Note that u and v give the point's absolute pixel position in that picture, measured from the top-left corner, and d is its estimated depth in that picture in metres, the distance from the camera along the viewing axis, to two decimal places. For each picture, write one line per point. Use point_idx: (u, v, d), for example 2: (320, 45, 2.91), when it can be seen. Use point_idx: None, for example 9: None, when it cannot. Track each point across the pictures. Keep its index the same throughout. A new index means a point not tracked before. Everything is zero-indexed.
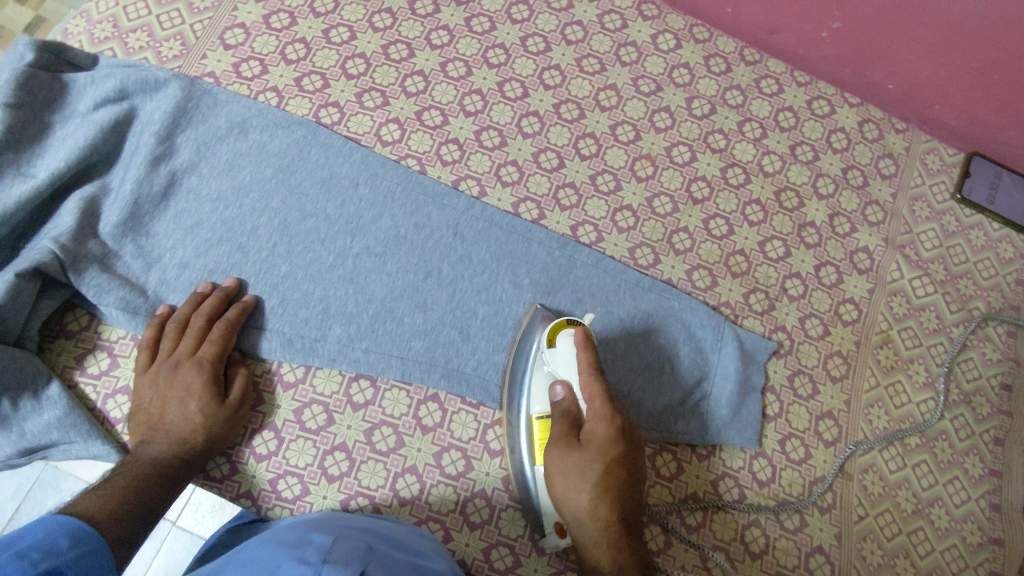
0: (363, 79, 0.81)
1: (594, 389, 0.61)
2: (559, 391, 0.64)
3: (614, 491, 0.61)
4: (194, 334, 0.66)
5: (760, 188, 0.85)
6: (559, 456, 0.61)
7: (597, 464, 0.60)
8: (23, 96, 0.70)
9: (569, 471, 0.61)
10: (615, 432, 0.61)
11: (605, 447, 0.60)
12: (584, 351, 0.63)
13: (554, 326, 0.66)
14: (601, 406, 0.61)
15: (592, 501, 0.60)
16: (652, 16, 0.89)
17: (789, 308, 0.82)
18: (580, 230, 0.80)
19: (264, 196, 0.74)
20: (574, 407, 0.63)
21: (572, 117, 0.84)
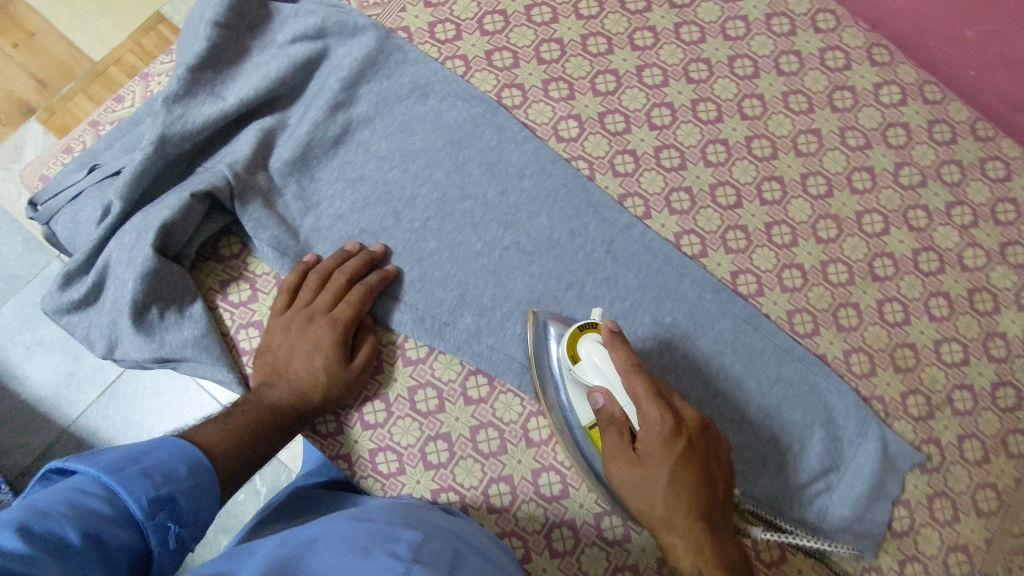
0: (554, 66, 0.77)
1: (637, 385, 0.55)
2: (600, 398, 0.58)
3: (693, 481, 0.53)
4: (334, 291, 0.66)
5: (953, 281, 0.75)
6: (619, 472, 0.55)
7: (663, 467, 0.53)
8: (232, 18, 0.71)
9: (637, 486, 0.54)
10: (671, 429, 0.53)
11: (665, 446, 0.53)
12: (618, 348, 0.58)
13: (571, 336, 0.62)
14: (648, 400, 0.55)
15: (669, 502, 0.53)
16: (881, 62, 0.80)
17: (948, 421, 0.72)
18: (740, 278, 0.74)
19: (429, 166, 0.73)
20: (616, 410, 0.56)
21: (764, 154, 0.77)
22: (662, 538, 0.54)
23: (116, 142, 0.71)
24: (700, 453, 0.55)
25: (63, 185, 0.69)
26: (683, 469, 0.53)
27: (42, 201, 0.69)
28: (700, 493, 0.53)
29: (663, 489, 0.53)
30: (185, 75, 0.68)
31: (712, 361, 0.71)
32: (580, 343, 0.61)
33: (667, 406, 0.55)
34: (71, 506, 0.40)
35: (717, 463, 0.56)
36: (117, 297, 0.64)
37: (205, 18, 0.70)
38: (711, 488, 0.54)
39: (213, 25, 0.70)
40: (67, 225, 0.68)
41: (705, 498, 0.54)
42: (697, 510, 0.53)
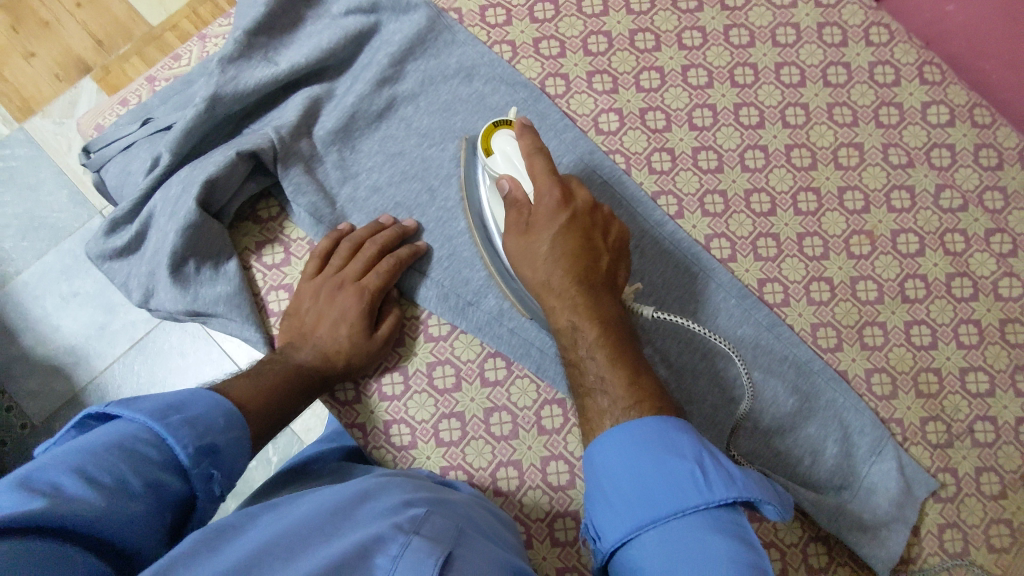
0: (600, 59, 0.77)
1: (536, 164, 0.60)
2: (507, 185, 0.62)
3: (575, 249, 0.59)
4: (365, 260, 0.67)
5: (985, 309, 0.74)
6: (510, 244, 0.62)
7: (548, 231, 0.59)
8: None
9: (525, 254, 0.61)
10: (559, 201, 0.59)
11: (553, 213, 0.59)
12: (524, 134, 0.61)
13: (487, 130, 0.64)
14: (543, 176, 0.60)
15: (551, 266, 0.59)
16: (931, 81, 0.79)
17: (967, 451, 0.71)
18: (767, 286, 0.74)
19: (468, 147, 0.73)
20: (519, 195, 0.61)
21: (803, 164, 0.76)
22: (546, 308, 0.60)
23: (170, 98, 0.73)
24: (591, 233, 0.60)
25: (116, 135, 0.72)
26: (564, 235, 0.59)
27: (95, 148, 0.72)
28: (582, 258, 0.59)
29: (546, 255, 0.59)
30: (240, 38, 0.70)
31: (731, 366, 0.71)
32: (493, 137, 0.63)
33: (560, 181, 0.60)
34: (123, 451, 0.40)
35: (604, 241, 0.61)
36: (157, 248, 0.66)
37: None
38: (599, 264, 0.60)
39: None
40: (117, 174, 0.71)
41: (585, 262, 0.59)
42: (576, 270, 0.58)
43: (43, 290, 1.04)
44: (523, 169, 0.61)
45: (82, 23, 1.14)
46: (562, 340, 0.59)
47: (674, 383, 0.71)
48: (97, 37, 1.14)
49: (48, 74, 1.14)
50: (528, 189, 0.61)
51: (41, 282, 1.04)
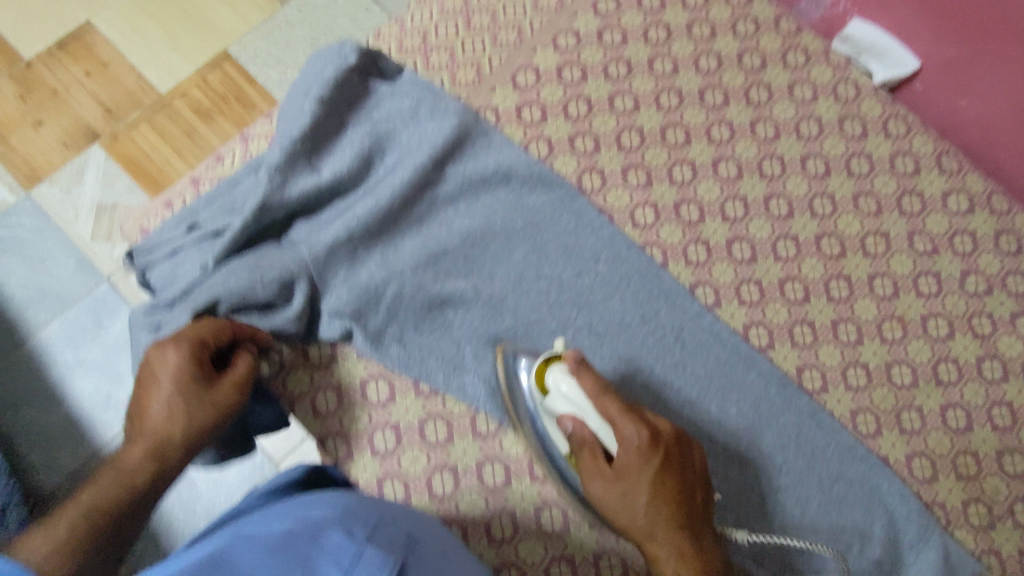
0: (634, 154, 0.80)
1: (609, 407, 0.62)
2: (569, 422, 0.64)
3: (671, 492, 0.59)
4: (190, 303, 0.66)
5: (1017, 391, 0.76)
6: (598, 489, 0.61)
7: (644, 477, 0.60)
8: (336, 96, 0.74)
9: (618, 500, 0.60)
10: (648, 441, 0.60)
11: (642, 458, 0.60)
12: (584, 375, 0.63)
13: (539, 368, 0.67)
14: (620, 417, 0.61)
15: (649, 512, 0.59)
16: (950, 170, 0.82)
17: (1009, 533, 0.72)
18: (805, 373, 0.75)
19: (509, 245, 0.76)
20: (587, 434, 0.63)
21: (833, 253, 0.79)
22: (646, 550, 0.60)
23: (215, 200, 0.74)
24: (676, 462, 0.61)
25: (165, 237, 0.73)
26: (662, 483, 0.59)
27: (142, 250, 0.73)
28: (677, 513, 0.59)
29: (643, 503, 0.60)
30: (288, 147, 0.71)
31: (776, 454, 0.72)
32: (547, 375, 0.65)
33: (637, 421, 0.61)
34: None
35: (692, 466, 0.62)
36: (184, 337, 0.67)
37: (311, 94, 0.73)
38: (693, 493, 0.61)
39: (316, 101, 0.73)
40: (163, 275, 0.71)
41: (685, 511, 0.60)
42: (675, 517, 0.59)
43: (51, 361, 1.16)
44: (590, 409, 0.62)
45: (89, 92, 1.28)
46: None
47: (722, 473, 0.71)
48: (105, 105, 1.28)
49: (56, 144, 1.26)
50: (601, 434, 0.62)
51: (49, 351, 1.16)
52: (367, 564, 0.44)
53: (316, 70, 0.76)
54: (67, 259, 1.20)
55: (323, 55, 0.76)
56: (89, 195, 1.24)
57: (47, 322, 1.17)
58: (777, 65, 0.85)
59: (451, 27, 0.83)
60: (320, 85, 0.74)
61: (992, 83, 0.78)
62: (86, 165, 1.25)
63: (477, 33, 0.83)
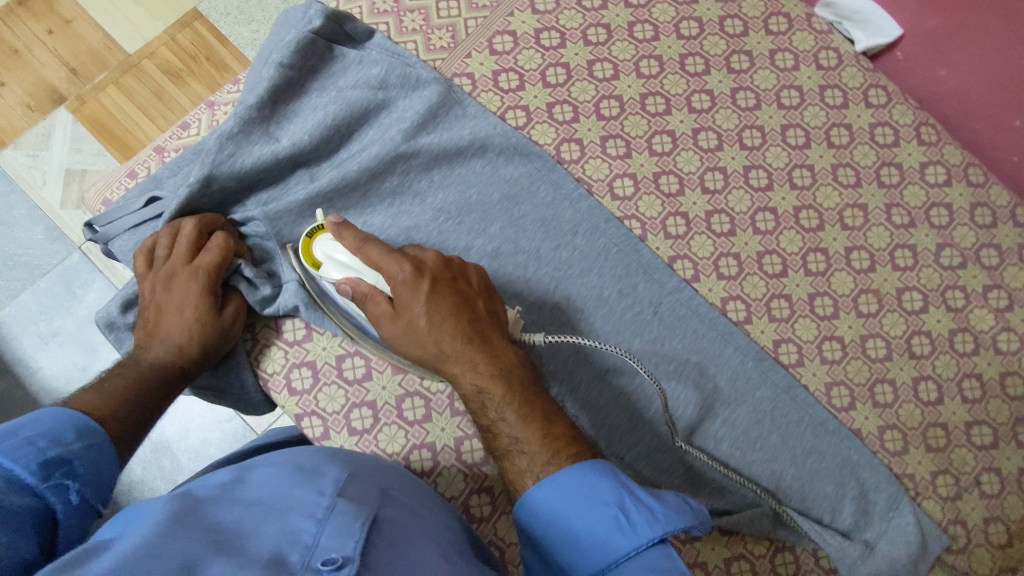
0: (613, 123, 0.78)
1: (373, 252, 0.59)
2: (348, 287, 0.61)
3: (450, 309, 0.58)
4: (189, 248, 0.64)
5: (986, 363, 0.77)
6: (389, 334, 0.59)
7: (418, 305, 0.58)
8: (297, 60, 0.70)
9: (404, 339, 0.58)
10: (412, 271, 0.58)
11: (404, 286, 0.58)
12: (345, 229, 0.61)
13: (305, 243, 0.65)
14: (384, 257, 0.59)
15: (434, 334, 0.58)
16: (928, 141, 0.82)
17: (976, 502, 0.74)
18: (782, 347, 0.75)
19: (484, 219, 0.74)
20: (363, 289, 0.60)
21: (811, 225, 0.78)
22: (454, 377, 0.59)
23: (182, 170, 0.70)
24: (452, 283, 0.60)
25: (124, 210, 0.69)
26: (435, 304, 0.58)
27: (101, 222, 0.68)
28: (462, 328, 0.58)
29: (425, 326, 0.58)
30: (244, 115, 0.68)
31: (752, 428, 0.73)
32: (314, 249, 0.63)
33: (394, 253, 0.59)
34: None
35: (469, 287, 0.61)
36: None
37: (271, 59, 0.69)
38: (475, 305, 0.60)
39: (276, 66, 0.69)
40: (125, 252, 0.68)
41: (471, 326, 0.59)
42: (461, 332, 0.58)
43: (22, 331, 1.11)
44: (364, 265, 0.61)
45: (51, 50, 1.19)
46: (481, 413, 0.58)
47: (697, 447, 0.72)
48: (69, 65, 1.19)
49: (18, 105, 1.17)
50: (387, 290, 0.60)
51: (20, 321, 1.11)
52: (342, 513, 0.45)
53: (279, 35, 0.72)
54: (34, 225, 1.14)
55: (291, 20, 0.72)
56: (57, 160, 1.16)
57: (17, 292, 1.11)
58: (759, 32, 0.83)
59: None
60: (280, 48, 0.69)
61: (971, 53, 0.78)
62: (52, 129, 1.17)
63: None
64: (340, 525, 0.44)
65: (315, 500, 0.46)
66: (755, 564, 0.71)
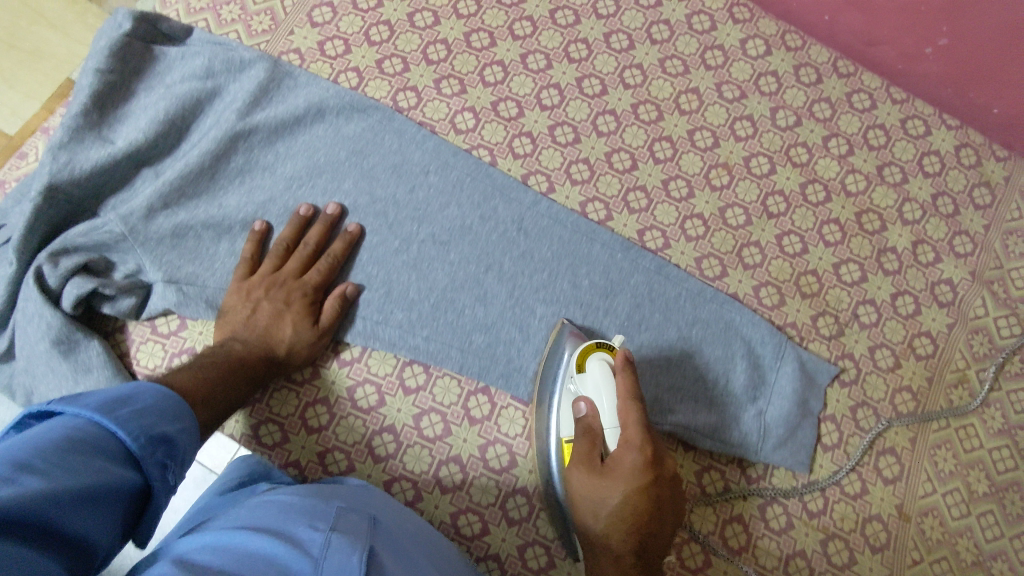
0: (443, 65, 0.81)
1: (631, 416, 0.60)
2: (583, 407, 0.64)
3: (639, 513, 0.58)
4: (299, 260, 0.72)
5: (841, 208, 0.82)
6: (579, 478, 0.60)
7: (620, 486, 0.58)
8: (116, 65, 0.72)
9: (592, 494, 0.60)
10: (645, 461, 0.58)
11: (632, 471, 0.58)
12: (625, 375, 0.63)
13: (585, 350, 0.67)
14: (634, 432, 0.59)
15: (609, 525, 0.59)
16: (743, 19, 0.86)
17: (858, 335, 0.78)
18: (647, 235, 0.78)
19: (336, 178, 0.76)
20: (594, 424, 0.63)
21: (650, 118, 0.82)
22: (602, 547, 0.61)
23: (23, 195, 0.71)
24: (661, 481, 0.59)
25: None
26: (636, 496, 0.58)
27: None
28: (642, 527, 0.59)
29: (616, 500, 0.59)
30: (72, 124, 0.69)
31: (632, 314, 0.75)
32: (589, 359, 0.66)
33: (650, 439, 0.59)
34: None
35: (665, 474, 0.59)
36: (23, 346, 0.66)
37: (88, 68, 0.71)
38: (665, 489, 0.59)
39: (95, 73, 0.71)
40: None
41: (650, 523, 0.59)
42: (639, 534, 0.59)
43: None
44: (612, 411, 0.62)
45: None
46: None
47: None
48: None
49: None
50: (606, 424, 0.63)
51: None
52: (337, 552, 0.43)
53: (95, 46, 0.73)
54: None
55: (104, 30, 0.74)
56: None
57: None
58: None
59: None
60: (96, 56, 0.71)
61: None
62: None
63: None
64: (337, 563, 0.42)
65: (307, 541, 0.43)
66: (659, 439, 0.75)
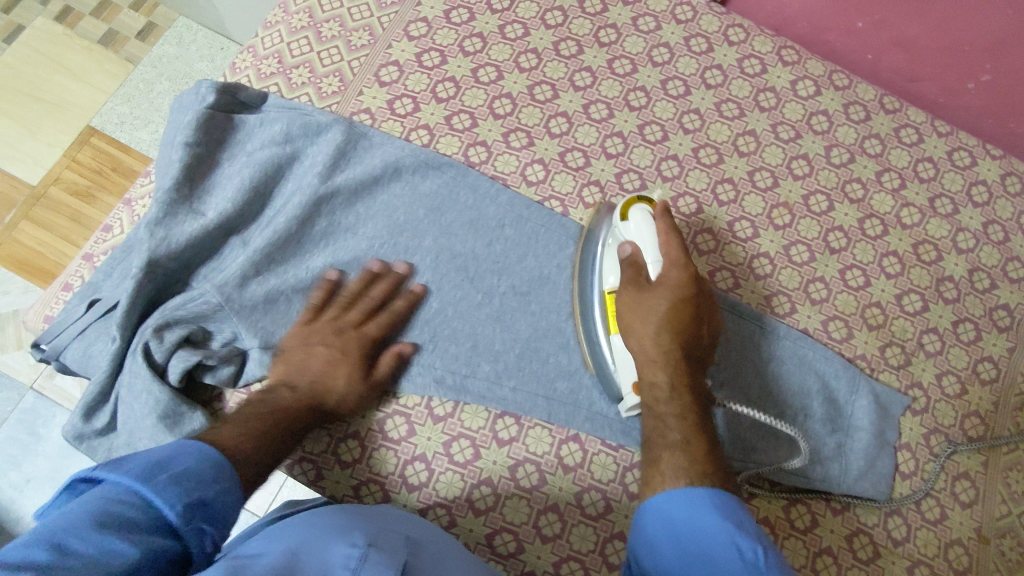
0: (510, 119, 0.83)
1: (673, 247, 0.69)
2: (629, 248, 0.71)
3: (682, 317, 0.67)
4: (364, 309, 0.73)
5: (898, 240, 0.85)
6: (627, 297, 0.69)
7: (664, 296, 0.67)
8: (201, 136, 0.73)
9: (639, 306, 0.68)
10: (688, 275, 0.68)
11: (674, 287, 0.67)
12: (665, 224, 0.70)
13: (627, 202, 0.73)
14: (672, 256, 0.68)
15: (665, 301, 0.67)
16: (792, 61, 0.90)
17: (925, 363, 0.81)
18: (717, 276, 0.81)
19: (417, 235, 0.78)
20: (638, 257, 0.70)
21: (711, 161, 0.85)
22: (644, 375, 0.67)
23: (114, 270, 0.72)
24: (697, 289, 0.69)
25: (67, 321, 0.70)
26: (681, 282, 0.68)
27: (46, 338, 0.70)
28: (682, 328, 0.67)
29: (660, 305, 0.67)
30: (165, 199, 0.70)
31: None
32: (632, 209, 0.71)
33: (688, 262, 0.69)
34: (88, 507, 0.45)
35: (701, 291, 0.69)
36: (129, 420, 0.67)
37: (175, 141, 0.72)
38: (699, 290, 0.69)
39: (183, 146, 0.72)
40: (78, 360, 0.70)
41: (690, 301, 0.68)
42: (681, 340, 0.67)
43: None
44: (652, 243, 0.69)
45: None
46: (653, 395, 0.66)
47: None
48: None
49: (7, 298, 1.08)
50: (650, 263, 0.69)
51: None
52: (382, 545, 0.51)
53: (178, 119, 0.75)
54: None
55: (184, 104, 0.76)
56: None
57: None
58: (617, 4, 0.90)
59: (303, 45, 0.84)
60: (183, 129, 0.73)
61: None
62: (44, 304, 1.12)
63: (330, 43, 0.84)
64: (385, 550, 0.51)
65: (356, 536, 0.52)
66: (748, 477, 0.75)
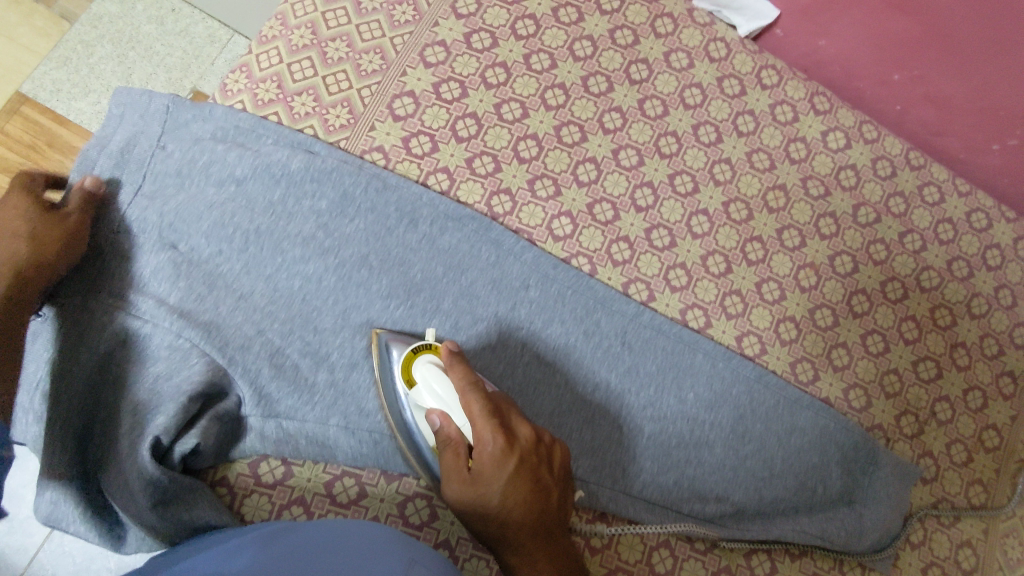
0: (536, 164, 0.77)
1: (473, 406, 0.56)
2: (438, 417, 0.59)
3: (524, 497, 0.56)
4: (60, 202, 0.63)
5: (917, 304, 0.84)
6: (454, 497, 0.57)
7: (495, 484, 0.56)
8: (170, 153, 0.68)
9: (471, 507, 0.56)
10: (502, 448, 0.55)
11: (494, 467, 0.55)
12: (455, 368, 0.59)
13: (408, 359, 0.62)
14: (482, 423, 0.56)
15: (504, 489, 0.56)
16: (823, 110, 0.86)
17: (937, 433, 0.81)
18: (744, 340, 0.78)
19: (436, 296, 0.71)
20: (452, 432, 0.58)
21: (741, 217, 0.81)
22: (479, 502, 0.56)
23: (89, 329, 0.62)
24: (531, 456, 0.57)
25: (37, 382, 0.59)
26: (514, 487, 0.56)
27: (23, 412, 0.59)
28: (532, 483, 0.56)
29: (497, 502, 0.56)
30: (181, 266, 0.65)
31: (735, 425, 0.75)
32: (417, 365, 0.61)
33: (499, 422, 0.56)
34: None
35: (527, 446, 0.57)
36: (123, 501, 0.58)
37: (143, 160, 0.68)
38: (527, 441, 0.57)
39: (137, 190, 0.67)
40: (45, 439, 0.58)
41: (522, 447, 0.56)
42: (525, 494, 0.56)
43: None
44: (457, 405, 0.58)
45: None
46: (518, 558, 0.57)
47: (695, 459, 0.73)
48: None
49: None
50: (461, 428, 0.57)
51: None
52: None
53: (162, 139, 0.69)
54: None
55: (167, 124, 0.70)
56: None
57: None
58: (649, 37, 0.84)
59: (306, 67, 0.74)
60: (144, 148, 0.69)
61: (844, 23, 0.84)
62: None
63: (338, 67, 0.75)
64: None
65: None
66: (771, 551, 0.74)
